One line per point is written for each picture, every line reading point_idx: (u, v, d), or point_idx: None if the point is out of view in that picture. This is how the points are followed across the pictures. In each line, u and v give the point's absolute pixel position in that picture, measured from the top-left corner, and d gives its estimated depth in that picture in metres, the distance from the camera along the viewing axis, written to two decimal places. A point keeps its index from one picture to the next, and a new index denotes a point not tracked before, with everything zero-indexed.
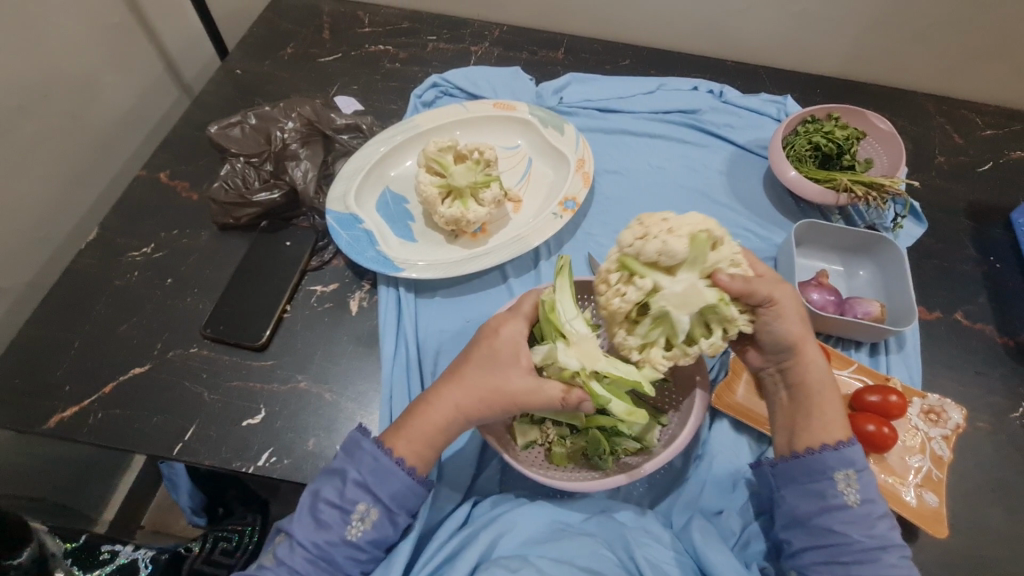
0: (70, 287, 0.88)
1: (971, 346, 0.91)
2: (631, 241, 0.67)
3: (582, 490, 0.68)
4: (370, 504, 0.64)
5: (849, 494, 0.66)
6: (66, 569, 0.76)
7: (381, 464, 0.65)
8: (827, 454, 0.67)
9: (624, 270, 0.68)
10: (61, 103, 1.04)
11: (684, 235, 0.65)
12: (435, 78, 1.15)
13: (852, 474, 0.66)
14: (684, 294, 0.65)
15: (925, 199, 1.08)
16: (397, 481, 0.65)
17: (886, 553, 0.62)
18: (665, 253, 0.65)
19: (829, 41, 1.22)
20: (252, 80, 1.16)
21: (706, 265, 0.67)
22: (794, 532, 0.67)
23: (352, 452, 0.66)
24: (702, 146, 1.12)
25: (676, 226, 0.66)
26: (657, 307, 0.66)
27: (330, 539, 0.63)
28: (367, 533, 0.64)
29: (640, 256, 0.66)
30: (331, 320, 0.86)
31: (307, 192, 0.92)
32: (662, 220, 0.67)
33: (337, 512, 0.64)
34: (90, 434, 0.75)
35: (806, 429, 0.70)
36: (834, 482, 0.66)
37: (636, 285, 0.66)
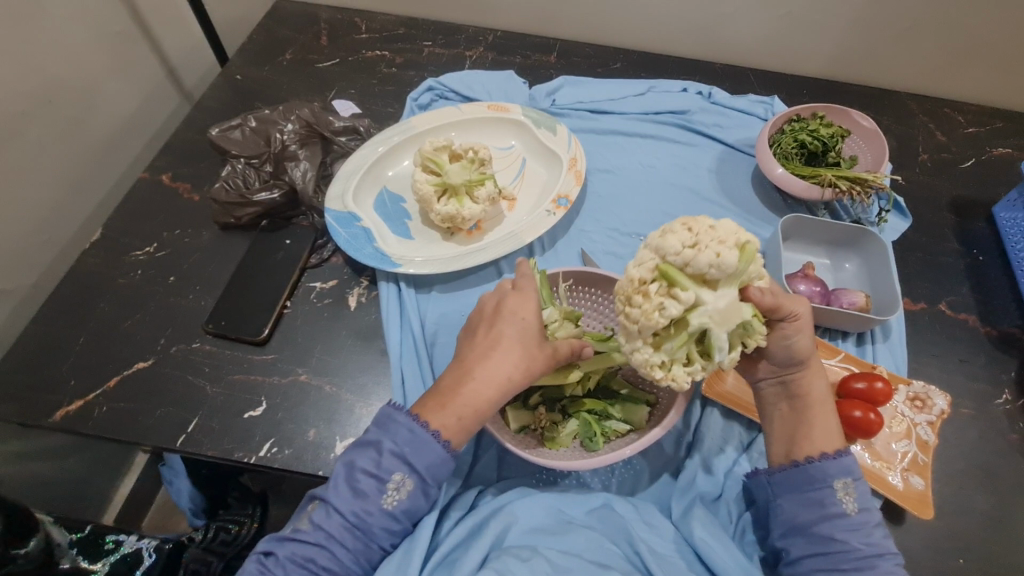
0: (75, 285, 0.90)
1: (955, 335, 0.94)
2: (677, 250, 0.63)
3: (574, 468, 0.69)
4: (406, 475, 0.65)
5: (847, 503, 0.67)
6: (71, 559, 0.76)
7: (417, 437, 0.65)
8: (827, 463, 0.68)
9: (662, 280, 0.65)
10: (66, 108, 1.07)
11: (734, 249, 0.64)
12: (431, 82, 1.18)
13: (850, 483, 0.67)
14: (727, 311, 0.64)
15: (909, 194, 1.11)
16: (433, 454, 0.65)
17: (883, 561, 0.63)
18: (716, 266, 0.62)
19: (813, 43, 1.26)
20: (252, 86, 1.19)
21: (744, 278, 0.67)
22: (791, 540, 0.68)
23: (388, 424, 0.66)
24: (691, 145, 1.15)
25: (725, 239, 0.64)
26: (696, 319, 0.64)
27: (366, 508, 0.63)
28: (402, 503, 0.65)
29: (686, 267, 0.64)
30: (331, 315, 0.88)
31: (307, 192, 0.95)
32: (708, 229, 0.65)
33: (373, 481, 0.64)
34: (94, 426, 0.77)
35: (809, 438, 0.71)
36: (832, 491, 0.67)
37: (676, 298, 0.63)
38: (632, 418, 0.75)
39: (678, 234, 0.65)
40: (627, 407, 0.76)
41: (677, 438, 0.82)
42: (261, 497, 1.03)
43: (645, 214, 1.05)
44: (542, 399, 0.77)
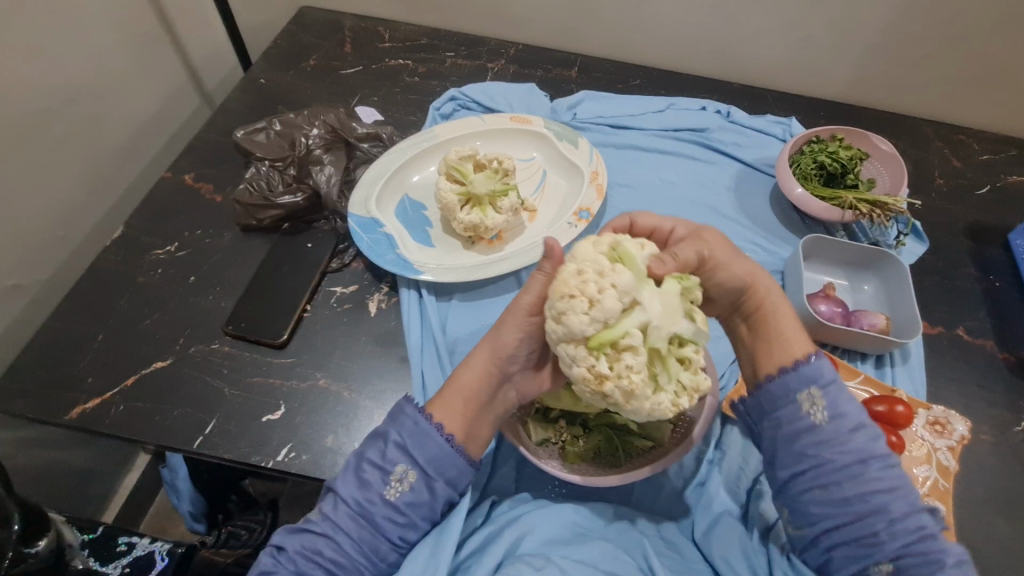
0: (94, 283, 0.89)
1: (973, 360, 0.94)
2: (584, 319, 0.59)
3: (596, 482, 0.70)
4: (409, 467, 0.64)
5: (816, 413, 0.68)
6: (83, 560, 0.76)
7: (420, 428, 0.66)
8: (788, 377, 0.70)
9: (602, 349, 0.60)
10: (90, 106, 1.07)
11: (614, 266, 0.62)
12: (454, 92, 1.19)
13: (814, 392, 0.68)
14: (665, 310, 0.62)
15: (927, 218, 1.12)
16: (435, 446, 0.65)
17: (866, 466, 0.64)
18: (624, 295, 0.60)
19: (831, 67, 1.27)
20: (275, 90, 1.20)
21: (643, 271, 0.64)
22: (776, 464, 0.70)
23: (395, 417, 0.67)
24: (710, 162, 1.16)
25: (598, 267, 0.62)
26: (658, 338, 0.61)
27: (369, 497, 0.63)
28: (405, 495, 0.64)
29: (606, 323, 0.60)
30: (351, 320, 0.88)
31: (330, 197, 0.95)
32: (576, 279, 0.61)
33: (377, 472, 0.64)
34: (110, 425, 0.76)
35: (778, 352, 0.72)
36: (797, 404, 0.69)
37: (629, 346, 0.60)
38: (652, 432, 0.74)
39: (562, 306, 0.60)
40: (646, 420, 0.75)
41: (697, 456, 0.81)
42: (273, 504, 1.02)
43: None
44: (562, 412, 0.77)
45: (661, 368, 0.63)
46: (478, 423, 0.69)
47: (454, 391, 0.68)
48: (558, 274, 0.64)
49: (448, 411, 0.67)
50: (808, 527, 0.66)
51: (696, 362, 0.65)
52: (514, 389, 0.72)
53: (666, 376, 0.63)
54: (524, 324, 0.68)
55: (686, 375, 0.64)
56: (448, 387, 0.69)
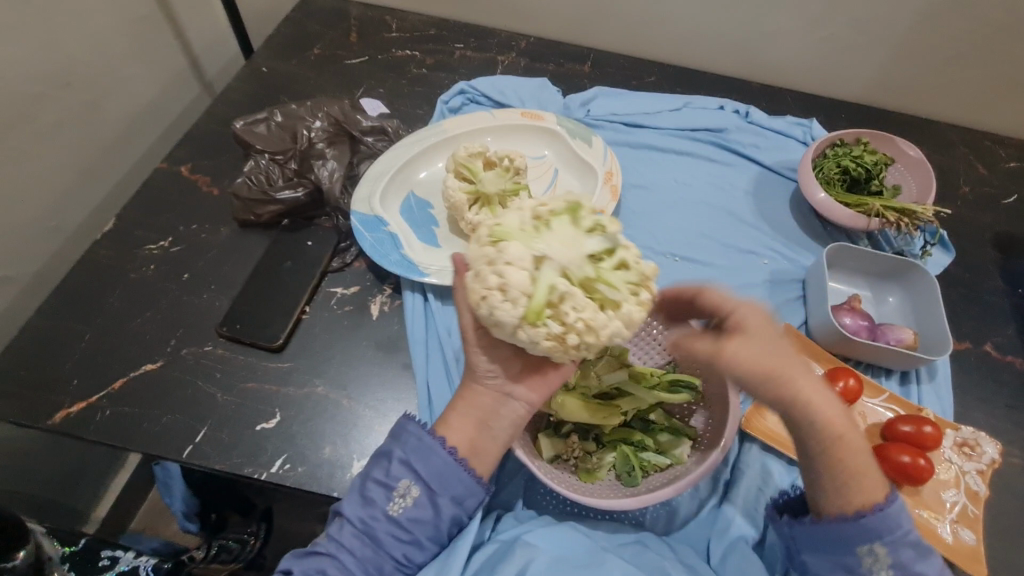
0: (83, 278, 0.85)
1: (1001, 379, 0.89)
2: (507, 306, 0.57)
3: (606, 504, 0.65)
4: (413, 482, 0.60)
5: (879, 569, 0.57)
6: (63, 572, 0.78)
7: (425, 443, 0.61)
8: (852, 527, 0.58)
9: (544, 315, 0.57)
10: (84, 92, 1.02)
11: (499, 247, 0.59)
12: (463, 85, 1.15)
13: (878, 546, 0.57)
14: (562, 246, 0.59)
15: (953, 228, 1.07)
16: (439, 460, 0.61)
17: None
18: (515, 266, 0.58)
19: (856, 68, 1.22)
20: (277, 79, 1.15)
21: (520, 227, 0.61)
22: None
23: (398, 433, 0.63)
24: (728, 164, 1.11)
25: (487, 257, 0.59)
26: (579, 271, 0.59)
27: (373, 515, 0.59)
28: (409, 512, 0.60)
29: (525, 297, 0.57)
30: (351, 323, 0.84)
31: (333, 192, 0.91)
32: (478, 282, 0.59)
33: (381, 489, 0.60)
34: (96, 431, 0.73)
35: (844, 492, 0.59)
36: (857, 558, 0.58)
37: (563, 295, 0.58)
38: (670, 450, 0.72)
39: (486, 310, 0.58)
40: (665, 438, 0.73)
41: (714, 477, 0.76)
42: (264, 514, 0.88)
43: (679, 234, 1.01)
44: (574, 426, 0.73)
45: (606, 289, 0.59)
46: (483, 438, 0.62)
47: (460, 411, 0.62)
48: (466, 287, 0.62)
49: (454, 431, 0.62)
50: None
51: (634, 264, 0.62)
52: (522, 402, 0.63)
53: (616, 293, 0.59)
54: (481, 344, 0.63)
55: (630, 278, 0.61)
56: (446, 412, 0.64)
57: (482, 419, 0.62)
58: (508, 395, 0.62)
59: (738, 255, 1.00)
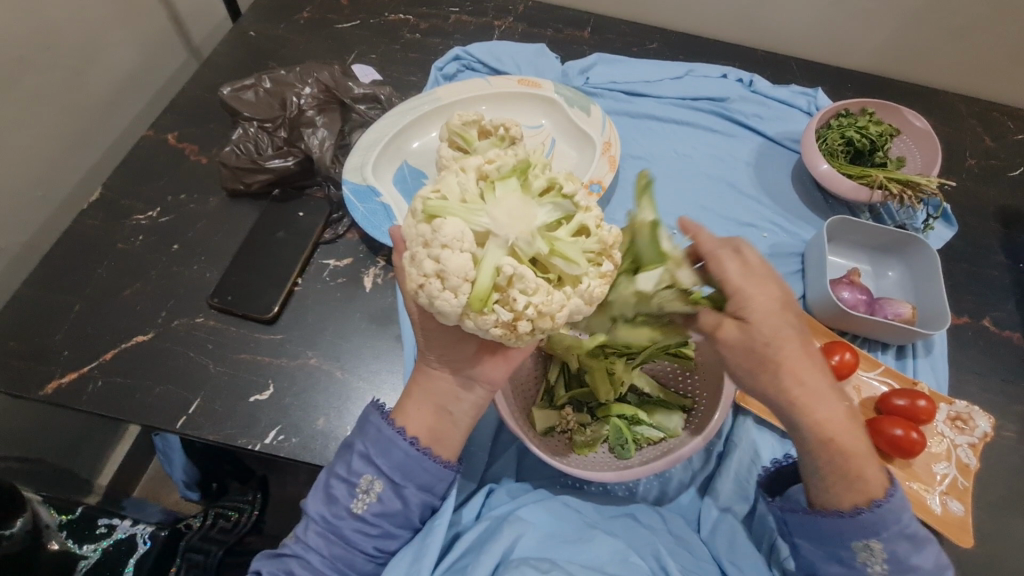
0: (72, 249, 0.84)
1: (997, 354, 0.89)
2: (449, 295, 0.53)
3: (590, 477, 0.65)
4: (375, 477, 0.60)
5: (873, 563, 0.58)
6: (60, 542, 0.77)
7: (384, 436, 0.61)
8: (845, 524, 0.58)
9: (491, 301, 0.53)
10: (66, 57, 0.99)
11: (433, 226, 0.54)
12: (458, 51, 1.11)
13: (874, 543, 0.58)
14: (510, 220, 0.55)
15: (957, 201, 1.05)
16: (400, 453, 0.60)
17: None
18: (454, 246, 0.52)
19: (864, 34, 1.18)
20: (266, 44, 1.11)
21: (463, 203, 0.56)
22: None
23: (360, 426, 0.63)
24: (729, 134, 1.08)
25: (421, 239, 0.54)
26: (528, 248, 0.55)
27: (338, 512, 0.60)
28: (373, 507, 0.60)
29: (469, 280, 0.52)
30: (344, 295, 0.83)
31: (324, 161, 0.88)
32: (417, 267, 0.54)
33: (344, 485, 0.60)
34: (88, 403, 0.72)
35: (841, 490, 0.59)
36: (852, 553, 0.59)
37: (511, 275, 0.53)
38: (665, 424, 0.71)
39: (427, 299, 0.54)
40: (659, 411, 0.72)
41: (707, 450, 0.76)
42: (263, 482, 0.93)
43: (678, 206, 0.99)
44: (569, 399, 0.74)
45: (562, 264, 0.56)
46: (443, 425, 0.62)
47: (415, 399, 0.63)
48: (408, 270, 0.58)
49: (412, 419, 0.62)
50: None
51: (589, 233, 0.60)
52: (484, 386, 0.62)
53: (575, 267, 0.56)
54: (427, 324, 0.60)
55: (590, 248, 0.59)
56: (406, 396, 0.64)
57: (440, 405, 0.62)
58: (466, 378, 0.61)
59: (738, 228, 0.98)
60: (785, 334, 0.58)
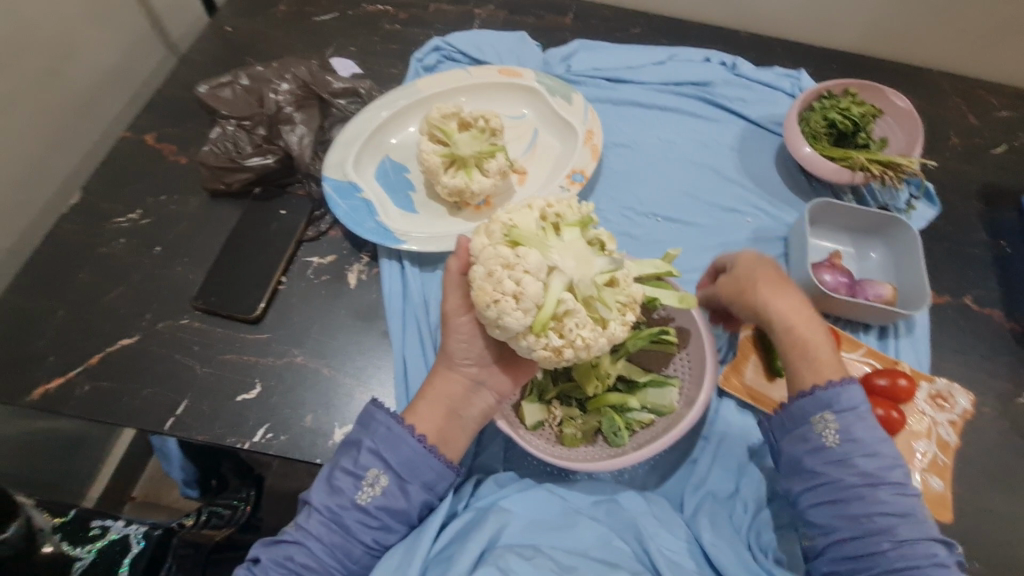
0: (54, 254, 0.83)
1: (978, 331, 0.90)
2: (518, 313, 0.58)
3: (581, 467, 0.67)
4: (381, 471, 0.62)
5: (828, 436, 0.65)
6: (56, 543, 0.75)
7: (394, 432, 0.63)
8: (805, 401, 0.67)
9: (547, 328, 0.59)
10: (39, 59, 0.97)
11: (517, 252, 0.60)
12: (437, 41, 1.10)
13: (828, 414, 0.65)
14: (576, 261, 0.61)
15: (939, 180, 1.05)
16: (409, 449, 0.63)
17: (875, 490, 0.61)
18: (530, 275, 0.59)
19: (847, 13, 1.17)
20: (244, 39, 1.10)
21: (538, 239, 0.62)
22: (792, 479, 0.66)
23: (366, 423, 0.64)
24: (712, 119, 1.08)
25: (502, 259, 0.60)
26: (585, 291, 0.61)
27: (341, 503, 0.61)
28: (377, 500, 0.61)
29: (540, 307, 0.59)
30: (329, 293, 0.83)
31: (303, 158, 0.88)
32: (495, 281, 0.59)
33: (350, 478, 0.62)
34: (76, 407, 0.73)
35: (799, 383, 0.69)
36: (812, 426, 0.66)
37: (567, 310, 0.60)
38: (658, 403, 0.72)
39: (494, 313, 0.59)
40: (650, 393, 0.73)
41: (691, 434, 0.78)
42: (257, 478, 0.97)
43: (662, 193, 0.99)
44: (557, 394, 0.74)
45: (603, 307, 0.62)
46: (451, 428, 0.65)
47: (428, 402, 0.65)
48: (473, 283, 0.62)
49: (422, 418, 0.64)
50: (819, 538, 0.63)
51: (628, 284, 0.65)
52: (491, 393, 0.67)
53: (611, 313, 0.62)
54: (467, 331, 0.65)
55: (621, 297, 0.64)
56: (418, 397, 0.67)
57: (452, 409, 0.65)
58: (478, 384, 0.67)
59: (721, 214, 0.98)
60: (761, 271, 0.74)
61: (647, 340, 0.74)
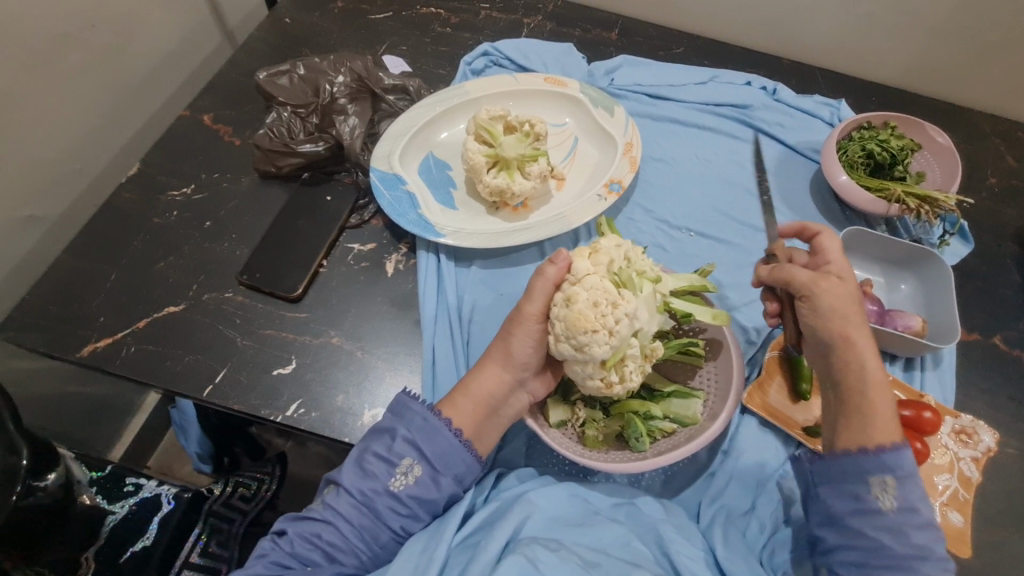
0: (110, 221, 0.88)
1: (1007, 372, 0.90)
2: (606, 348, 0.62)
3: (604, 468, 0.67)
4: (416, 461, 0.64)
5: (884, 498, 0.61)
6: (89, 496, 0.82)
7: (430, 423, 0.66)
8: (866, 459, 0.62)
9: (614, 364, 0.65)
10: (110, 36, 1.02)
11: (620, 293, 0.64)
12: (487, 46, 1.13)
13: (889, 478, 0.61)
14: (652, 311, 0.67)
15: (975, 219, 1.05)
16: (445, 440, 0.65)
17: (920, 563, 0.58)
18: (627, 318, 0.63)
19: (891, 47, 1.18)
20: (301, 32, 1.14)
21: (632, 283, 0.66)
22: (827, 530, 0.64)
23: (401, 413, 0.67)
24: (749, 142, 1.10)
25: (609, 296, 0.63)
26: (646, 341, 0.68)
27: (374, 488, 0.62)
28: (410, 489, 0.63)
29: (620, 346, 0.63)
30: (367, 279, 0.85)
31: (353, 148, 0.91)
32: (599, 314, 0.62)
33: (384, 463, 0.64)
34: (121, 366, 0.76)
35: (859, 430, 0.64)
36: (868, 486, 0.62)
37: (632, 354, 0.66)
38: (682, 414, 0.72)
39: (585, 340, 0.62)
40: (674, 403, 0.73)
41: (712, 448, 0.78)
42: (281, 456, 0.91)
43: (695, 209, 1.01)
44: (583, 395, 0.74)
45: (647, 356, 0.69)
46: (479, 424, 0.68)
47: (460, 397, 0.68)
48: (568, 303, 0.63)
49: (459, 413, 0.67)
50: None
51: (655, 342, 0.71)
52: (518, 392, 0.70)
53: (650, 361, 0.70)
54: (534, 335, 0.68)
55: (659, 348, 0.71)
56: (459, 390, 0.69)
57: (484, 406, 0.68)
58: (517, 383, 0.69)
59: (754, 234, 0.99)
60: (849, 302, 0.68)
61: (676, 351, 0.75)
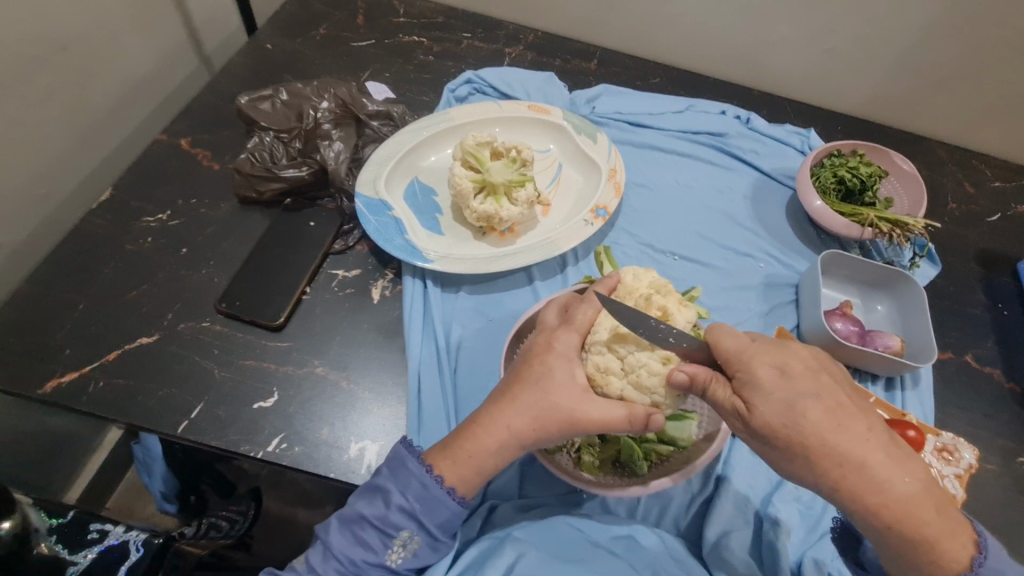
0: (77, 248, 0.84)
1: (980, 388, 0.93)
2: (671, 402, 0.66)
3: (619, 494, 0.67)
4: (413, 533, 0.63)
5: None
6: (49, 546, 0.75)
7: (431, 493, 0.63)
8: None
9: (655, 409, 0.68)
10: (82, 60, 1.00)
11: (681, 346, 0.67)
12: (469, 74, 1.15)
13: None
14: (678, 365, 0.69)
15: (939, 242, 1.10)
16: (447, 511, 0.63)
17: None
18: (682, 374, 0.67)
19: (854, 81, 1.25)
20: (282, 58, 1.14)
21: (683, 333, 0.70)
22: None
23: (397, 474, 0.64)
24: (727, 168, 1.13)
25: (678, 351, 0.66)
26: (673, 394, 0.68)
27: (368, 559, 0.62)
28: (407, 561, 0.63)
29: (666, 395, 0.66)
30: (353, 306, 0.83)
31: (339, 173, 0.90)
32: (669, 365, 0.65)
33: (379, 534, 0.62)
34: (89, 402, 0.72)
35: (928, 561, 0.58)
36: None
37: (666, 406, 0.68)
38: (677, 437, 0.70)
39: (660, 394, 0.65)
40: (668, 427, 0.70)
41: (705, 473, 0.77)
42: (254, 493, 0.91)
43: (679, 234, 1.02)
44: None
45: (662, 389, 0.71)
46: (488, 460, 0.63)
47: (457, 457, 0.63)
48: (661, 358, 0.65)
49: (463, 479, 0.63)
50: None
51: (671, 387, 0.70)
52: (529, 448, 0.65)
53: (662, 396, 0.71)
54: (545, 406, 0.63)
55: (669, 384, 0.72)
56: (461, 451, 0.63)
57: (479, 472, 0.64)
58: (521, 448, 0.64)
59: (736, 258, 1.01)
60: (809, 399, 0.58)
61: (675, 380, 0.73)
